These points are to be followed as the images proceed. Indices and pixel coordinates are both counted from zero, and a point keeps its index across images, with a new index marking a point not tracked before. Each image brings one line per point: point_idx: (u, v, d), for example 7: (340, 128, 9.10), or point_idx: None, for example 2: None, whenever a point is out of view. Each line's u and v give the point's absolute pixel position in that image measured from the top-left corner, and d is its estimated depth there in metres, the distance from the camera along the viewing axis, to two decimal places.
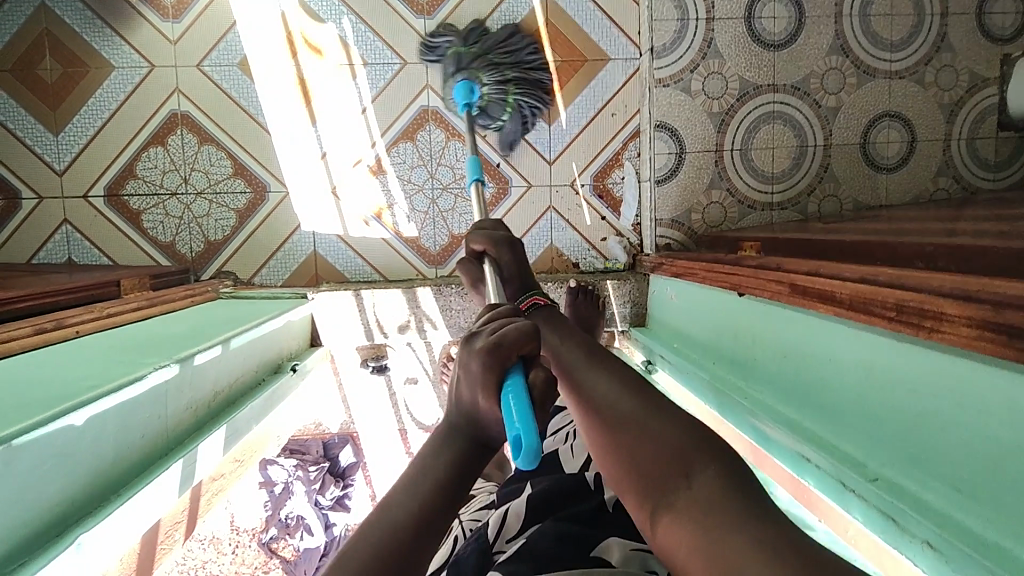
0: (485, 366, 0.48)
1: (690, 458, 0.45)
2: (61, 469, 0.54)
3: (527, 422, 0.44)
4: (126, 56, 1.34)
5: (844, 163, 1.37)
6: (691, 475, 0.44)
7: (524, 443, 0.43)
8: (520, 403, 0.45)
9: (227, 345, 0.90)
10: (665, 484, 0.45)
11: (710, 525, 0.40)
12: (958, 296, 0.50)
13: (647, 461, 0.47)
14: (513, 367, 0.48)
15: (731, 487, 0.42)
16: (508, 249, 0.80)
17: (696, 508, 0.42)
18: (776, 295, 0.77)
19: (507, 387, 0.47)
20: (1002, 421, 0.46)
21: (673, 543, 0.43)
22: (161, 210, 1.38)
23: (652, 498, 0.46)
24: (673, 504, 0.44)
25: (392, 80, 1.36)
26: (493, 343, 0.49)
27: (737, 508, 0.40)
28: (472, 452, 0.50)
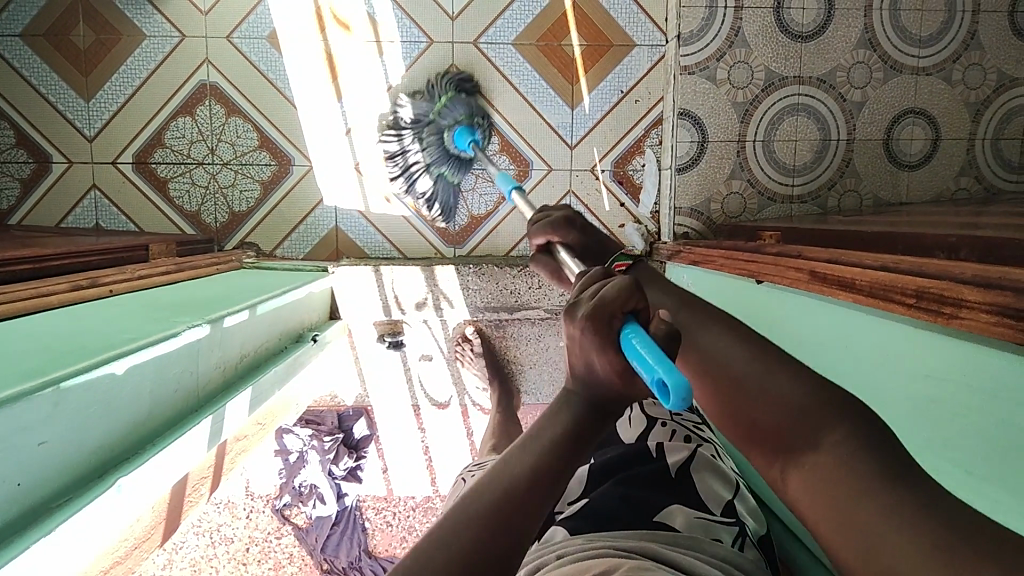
0: (591, 333, 0.43)
1: (817, 417, 0.44)
2: (100, 416, 0.57)
3: (669, 363, 0.37)
4: (157, 25, 1.36)
5: (866, 159, 1.37)
6: (820, 434, 0.42)
7: (671, 385, 0.36)
8: (652, 347, 0.39)
9: (253, 311, 0.92)
10: (792, 444, 0.44)
11: (846, 486, 0.38)
12: (977, 283, 0.51)
13: (768, 422, 0.46)
14: (625, 324, 0.43)
15: (865, 441, 0.40)
16: (574, 231, 0.76)
17: (825, 465, 0.40)
18: (794, 282, 0.78)
19: (628, 334, 0.41)
20: (1013, 405, 0.47)
21: (800, 499, 0.41)
22: (187, 179, 1.40)
23: (776, 459, 0.45)
24: (801, 463, 0.42)
25: (418, 58, 1.37)
26: (595, 303, 0.43)
27: (874, 467, 0.38)
28: (588, 421, 0.47)
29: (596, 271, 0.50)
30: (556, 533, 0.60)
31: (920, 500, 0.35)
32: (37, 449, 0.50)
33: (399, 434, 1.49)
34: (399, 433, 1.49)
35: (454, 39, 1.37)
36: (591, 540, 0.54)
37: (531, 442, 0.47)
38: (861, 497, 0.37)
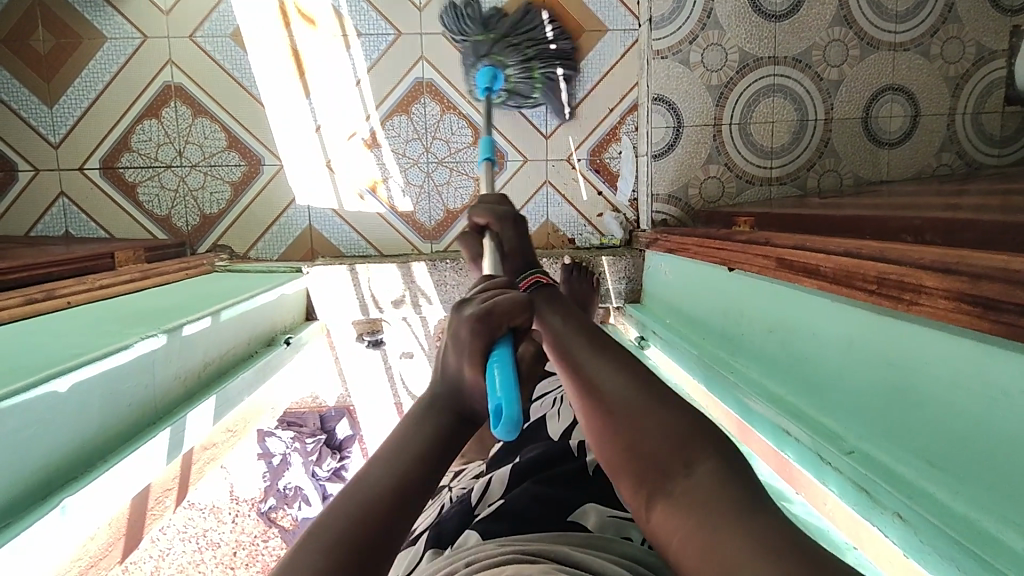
0: (475, 334, 0.48)
1: (688, 445, 0.41)
2: (44, 435, 0.55)
3: (508, 392, 0.44)
4: (119, 27, 1.33)
5: (845, 138, 1.34)
6: (691, 464, 0.39)
7: (506, 414, 0.43)
8: (506, 374, 0.46)
9: (217, 317, 0.90)
10: (665, 475, 0.40)
11: (715, 521, 0.36)
12: (936, 268, 0.49)
13: (638, 445, 0.43)
14: (501, 338, 0.49)
15: (733, 478, 0.38)
16: (511, 226, 0.75)
17: (693, 499, 0.38)
18: (762, 270, 0.77)
19: (493, 359, 0.47)
20: (974, 394, 0.46)
21: (668, 532, 0.39)
22: (156, 183, 1.38)
23: (645, 488, 0.42)
24: (670, 491, 0.40)
25: (387, 51, 1.34)
26: (485, 310, 0.49)
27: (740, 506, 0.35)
28: (452, 426, 0.47)
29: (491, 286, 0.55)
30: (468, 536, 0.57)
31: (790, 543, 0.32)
32: None
33: (380, 429, 1.53)
34: (381, 428, 1.53)
35: (422, 31, 1.34)
36: (501, 546, 0.49)
37: (396, 450, 0.44)
38: (726, 539, 0.34)
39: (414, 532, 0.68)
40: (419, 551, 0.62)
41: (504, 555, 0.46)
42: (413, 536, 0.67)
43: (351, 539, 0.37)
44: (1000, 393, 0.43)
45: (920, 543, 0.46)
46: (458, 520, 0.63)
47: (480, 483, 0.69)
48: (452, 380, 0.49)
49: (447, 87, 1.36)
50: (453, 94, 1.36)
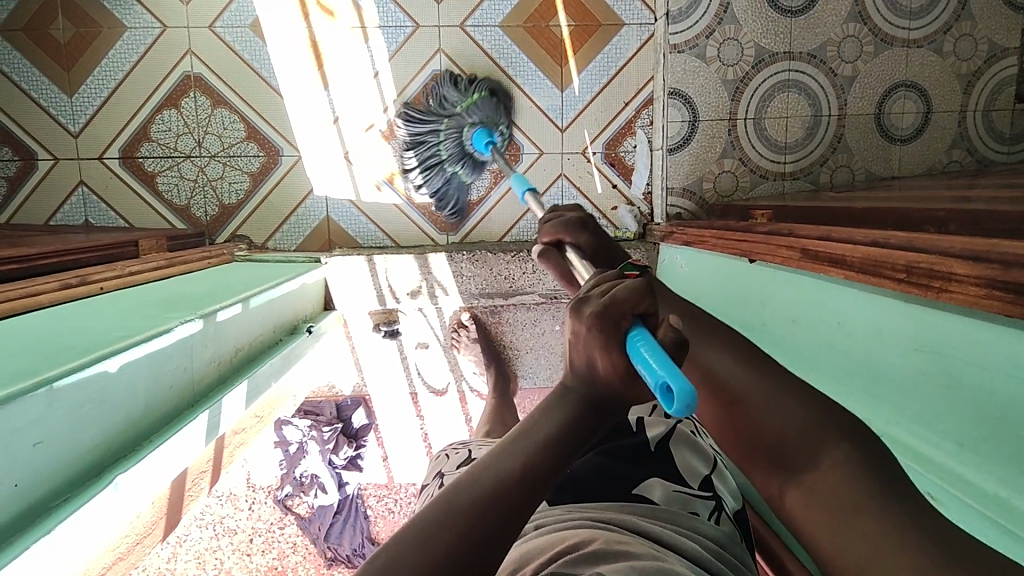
0: (600, 334, 0.44)
1: (818, 435, 0.48)
2: (96, 414, 0.57)
3: (672, 368, 0.38)
4: (138, 17, 1.34)
5: (858, 134, 1.36)
6: (820, 451, 0.47)
7: (674, 390, 0.37)
8: (657, 352, 0.40)
9: (246, 304, 0.92)
10: (795, 463, 0.48)
11: (840, 501, 0.43)
12: (967, 257, 0.51)
13: (772, 436, 0.51)
14: (631, 326, 0.44)
15: (860, 461, 0.45)
16: (584, 231, 0.77)
17: (831, 484, 0.45)
18: (786, 261, 0.78)
19: (635, 339, 0.42)
20: (1002, 376, 0.48)
21: (800, 511, 0.46)
22: (175, 173, 1.39)
23: (775, 472, 0.50)
24: (801, 480, 0.47)
25: (405, 43, 1.35)
26: (605, 303, 0.44)
27: (870, 482, 0.43)
28: (585, 417, 0.47)
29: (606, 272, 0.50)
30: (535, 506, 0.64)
31: (906, 514, 0.40)
32: (32, 450, 0.49)
33: (397, 421, 1.50)
34: (398, 419, 1.50)
35: (440, 23, 1.35)
36: (569, 512, 0.59)
37: (517, 440, 0.47)
38: (853, 513, 0.42)
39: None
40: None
41: (574, 521, 0.57)
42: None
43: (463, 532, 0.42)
44: None
45: None
46: None
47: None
48: (583, 374, 0.48)
49: None
50: None
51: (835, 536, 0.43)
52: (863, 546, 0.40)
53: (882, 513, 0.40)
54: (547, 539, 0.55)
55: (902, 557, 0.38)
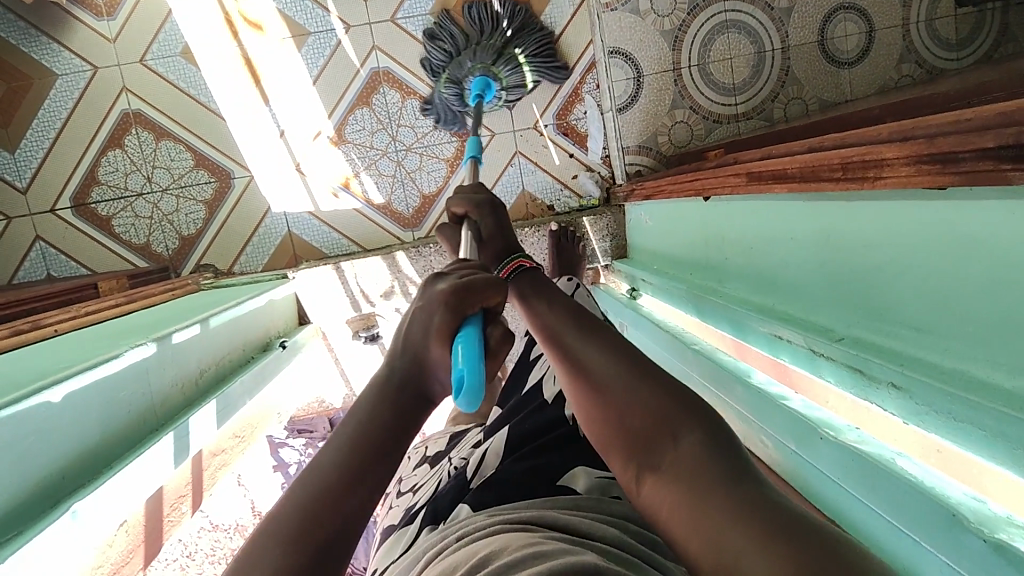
0: (445, 309, 0.47)
1: (677, 418, 0.41)
2: (45, 445, 0.55)
3: (471, 363, 0.44)
4: (67, 62, 1.32)
5: (805, 63, 1.34)
6: (678, 437, 0.40)
7: (467, 383, 0.44)
8: (471, 345, 0.46)
9: (206, 324, 0.90)
10: (652, 446, 0.41)
11: (699, 494, 0.36)
12: (895, 139, 0.49)
13: (627, 418, 0.44)
14: (472, 317, 0.48)
15: (719, 450, 0.38)
16: (490, 214, 0.74)
17: (683, 472, 0.38)
18: (734, 189, 0.77)
19: (465, 333, 0.47)
20: (943, 248, 0.46)
21: (660, 502, 0.39)
22: (130, 213, 1.37)
23: (635, 463, 0.42)
24: (659, 465, 0.40)
25: (337, 45, 1.34)
26: (460, 287, 0.48)
27: (718, 474, 0.37)
28: (414, 407, 0.46)
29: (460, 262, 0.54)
30: (461, 511, 0.59)
31: (765, 505, 0.34)
32: None
33: None
34: None
35: (370, 20, 1.33)
36: (493, 516, 0.52)
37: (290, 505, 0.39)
38: (709, 510, 0.35)
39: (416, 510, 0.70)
40: (418, 528, 0.64)
41: (491, 526, 0.50)
42: (412, 513, 0.69)
43: (308, 537, 0.37)
44: (967, 240, 0.44)
45: (916, 406, 0.47)
46: (453, 497, 0.64)
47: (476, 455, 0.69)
48: (416, 358, 0.48)
49: (404, 73, 1.35)
50: (411, 78, 1.35)
51: (695, 537, 0.36)
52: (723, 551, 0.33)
53: (738, 508, 0.34)
54: (462, 551, 0.47)
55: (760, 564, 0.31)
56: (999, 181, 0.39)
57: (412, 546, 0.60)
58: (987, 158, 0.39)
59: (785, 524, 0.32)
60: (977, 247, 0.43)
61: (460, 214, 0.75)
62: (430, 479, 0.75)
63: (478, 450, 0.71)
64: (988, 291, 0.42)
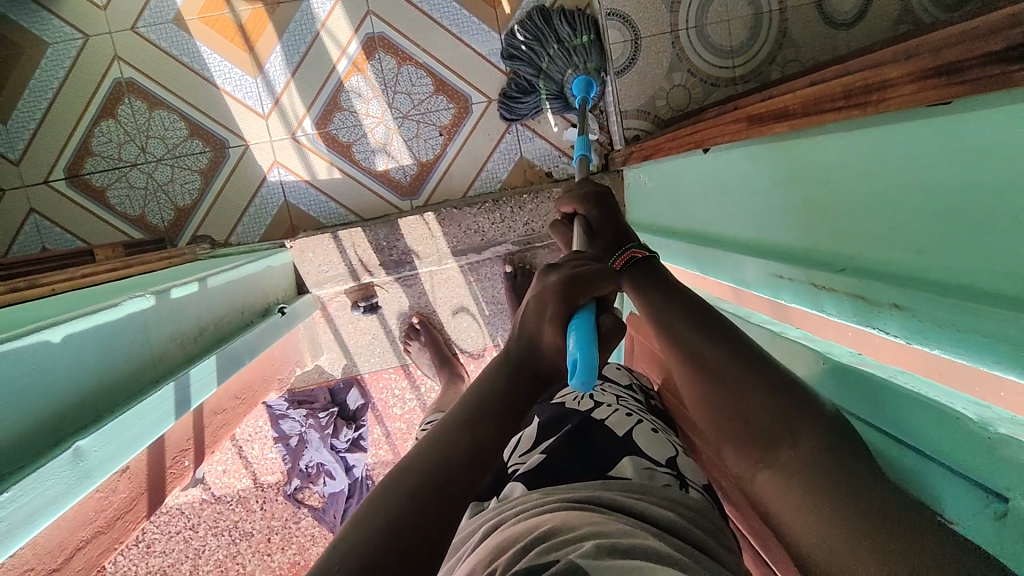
0: (558, 300, 0.50)
1: (791, 414, 0.49)
2: (45, 383, 0.55)
3: (587, 351, 0.47)
4: (58, 30, 1.30)
5: (802, 24, 1.32)
6: (797, 438, 0.47)
7: (580, 368, 0.46)
8: (585, 333, 0.48)
9: (203, 284, 0.89)
10: (770, 443, 0.49)
11: (812, 496, 0.44)
12: (899, 59, 0.48)
13: (742, 417, 0.51)
14: (586, 304, 0.50)
15: (834, 451, 0.45)
16: (594, 201, 0.71)
17: (799, 470, 0.46)
18: (735, 134, 0.77)
19: (579, 319, 0.49)
20: (951, 165, 0.45)
21: (772, 492, 0.48)
22: (125, 183, 1.36)
23: (750, 456, 0.51)
24: (775, 461, 0.48)
25: (331, 10, 1.32)
26: (572, 277, 0.51)
27: (827, 471, 0.44)
28: (523, 387, 0.51)
29: (572, 256, 0.56)
30: (513, 490, 0.58)
31: (870, 508, 0.41)
32: None
33: (391, 393, 1.48)
34: (392, 392, 1.48)
35: None
36: (549, 494, 0.53)
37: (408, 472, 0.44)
38: (818, 510, 0.43)
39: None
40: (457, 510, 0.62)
41: (548, 504, 0.51)
42: None
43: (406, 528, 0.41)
44: (975, 152, 0.43)
45: (920, 323, 0.46)
46: (496, 480, 0.63)
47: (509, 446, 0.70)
48: (530, 340, 0.53)
49: (399, 39, 1.33)
50: (406, 44, 1.34)
51: (804, 532, 0.44)
52: (830, 553, 0.41)
53: (845, 509, 0.42)
54: (523, 524, 0.48)
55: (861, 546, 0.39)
56: (1003, 85, 0.38)
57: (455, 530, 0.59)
58: (990, 63, 0.38)
59: (904, 529, 0.39)
60: (986, 160, 0.42)
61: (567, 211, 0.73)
62: None
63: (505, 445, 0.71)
64: (994, 202, 0.42)
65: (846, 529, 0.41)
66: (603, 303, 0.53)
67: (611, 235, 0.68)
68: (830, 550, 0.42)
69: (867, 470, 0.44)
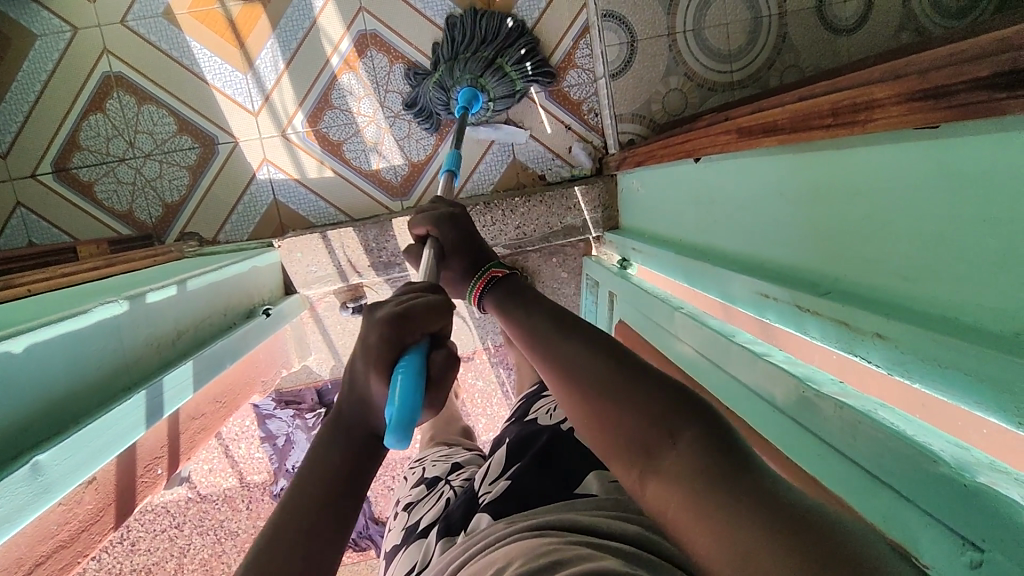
0: (383, 340, 0.47)
1: (674, 416, 0.41)
2: (7, 394, 0.53)
3: (406, 401, 0.43)
4: (46, 22, 1.28)
5: (803, 29, 1.30)
6: (675, 435, 0.40)
7: (397, 421, 0.43)
8: (407, 379, 0.44)
9: (184, 286, 0.88)
10: (650, 448, 0.41)
11: (700, 492, 0.36)
12: (888, 79, 0.46)
13: (626, 430, 0.43)
14: (412, 346, 0.48)
15: (717, 444, 0.38)
16: (450, 225, 0.70)
17: (685, 468, 0.38)
18: (725, 146, 0.75)
19: (401, 364, 0.46)
20: (938, 191, 0.44)
21: (660, 502, 0.38)
22: (112, 178, 1.34)
23: (633, 466, 0.42)
24: (659, 465, 0.39)
25: (325, 7, 1.30)
26: (399, 314, 0.48)
27: (715, 464, 0.36)
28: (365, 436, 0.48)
29: (409, 284, 0.54)
30: (480, 520, 0.58)
31: (768, 503, 0.33)
32: None
33: None
34: None
35: None
36: (516, 522, 0.52)
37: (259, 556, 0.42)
38: (713, 508, 0.34)
39: (420, 529, 0.68)
40: (432, 543, 0.62)
41: (514, 534, 0.49)
42: (419, 531, 0.67)
43: None
44: (960, 179, 0.42)
45: (904, 354, 0.45)
46: (466, 508, 0.63)
47: (483, 470, 0.70)
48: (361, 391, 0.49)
49: (392, 37, 1.31)
50: (398, 42, 1.31)
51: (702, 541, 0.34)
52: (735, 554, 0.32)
53: (740, 503, 0.34)
54: (486, 561, 0.47)
55: (765, 543, 0.31)
56: (991, 113, 0.36)
57: (428, 563, 0.59)
58: (978, 90, 0.36)
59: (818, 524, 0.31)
60: (971, 188, 0.41)
61: (420, 232, 0.71)
62: (427, 499, 0.74)
63: (480, 469, 0.71)
64: (980, 232, 0.40)
65: (745, 530, 0.32)
66: (439, 336, 0.50)
67: (466, 261, 0.68)
68: (732, 558, 0.32)
69: (752, 461, 0.37)
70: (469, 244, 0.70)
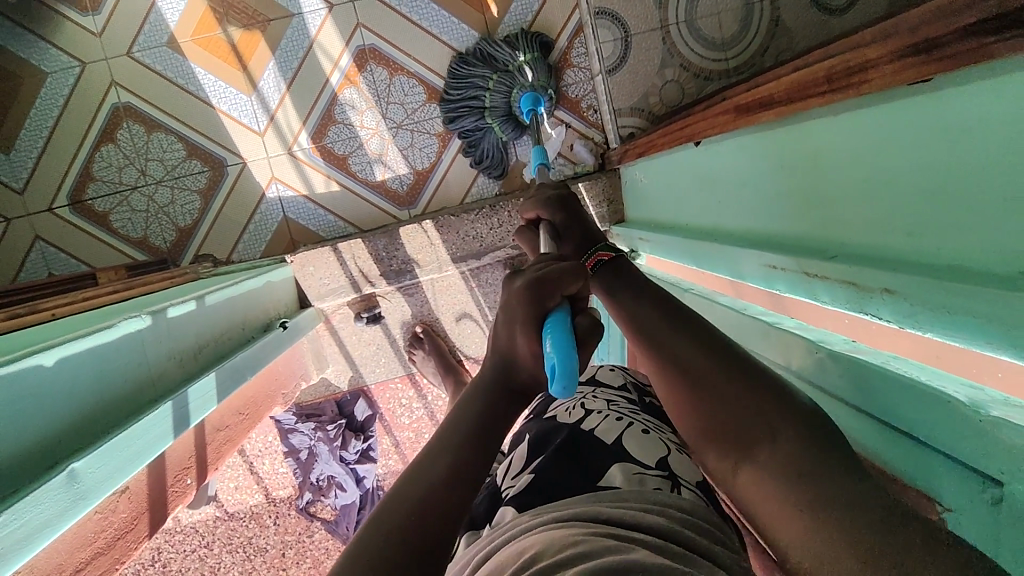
0: (528, 306, 0.50)
1: (773, 412, 0.44)
2: (41, 407, 0.55)
3: (564, 352, 0.45)
4: (55, 59, 1.32)
5: (795, 12, 1.31)
6: (776, 432, 0.43)
7: (559, 369, 0.45)
8: (563, 336, 0.47)
9: (202, 301, 0.90)
10: (747, 441, 0.44)
11: (793, 494, 0.39)
12: (878, 39, 0.47)
13: (722, 419, 0.46)
14: (556, 308, 0.51)
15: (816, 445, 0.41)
16: (559, 208, 0.72)
17: (781, 463, 0.41)
18: (723, 126, 0.76)
19: (551, 324, 0.49)
20: (935, 145, 0.44)
21: (755, 492, 0.42)
22: (126, 206, 1.38)
23: (728, 453, 0.45)
24: (755, 457, 0.43)
25: (322, 25, 1.33)
26: (537, 281, 0.51)
27: (813, 465, 0.40)
28: (507, 399, 0.51)
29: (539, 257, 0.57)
30: (503, 513, 0.59)
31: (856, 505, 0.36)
32: None
33: (398, 403, 1.48)
34: (398, 401, 1.48)
35: None
36: (540, 514, 0.52)
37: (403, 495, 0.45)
38: (805, 513, 0.38)
39: None
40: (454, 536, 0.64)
41: (540, 524, 0.50)
42: None
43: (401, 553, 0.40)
44: (955, 131, 0.42)
45: (911, 306, 0.46)
46: (489, 503, 0.64)
47: (505, 464, 0.71)
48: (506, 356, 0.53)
49: (390, 49, 1.34)
50: (396, 54, 1.34)
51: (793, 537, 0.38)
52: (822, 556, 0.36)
53: (830, 507, 0.37)
54: (511, 551, 0.47)
55: (842, 542, 0.35)
56: (980, 59, 0.37)
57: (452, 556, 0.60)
58: (967, 37, 0.37)
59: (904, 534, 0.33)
60: (966, 139, 0.41)
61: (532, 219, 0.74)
62: None
63: (504, 463, 0.72)
64: (980, 179, 0.41)
65: (832, 534, 0.36)
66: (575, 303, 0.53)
67: (575, 240, 0.68)
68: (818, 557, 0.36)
69: (845, 459, 0.40)
70: (581, 224, 0.70)
